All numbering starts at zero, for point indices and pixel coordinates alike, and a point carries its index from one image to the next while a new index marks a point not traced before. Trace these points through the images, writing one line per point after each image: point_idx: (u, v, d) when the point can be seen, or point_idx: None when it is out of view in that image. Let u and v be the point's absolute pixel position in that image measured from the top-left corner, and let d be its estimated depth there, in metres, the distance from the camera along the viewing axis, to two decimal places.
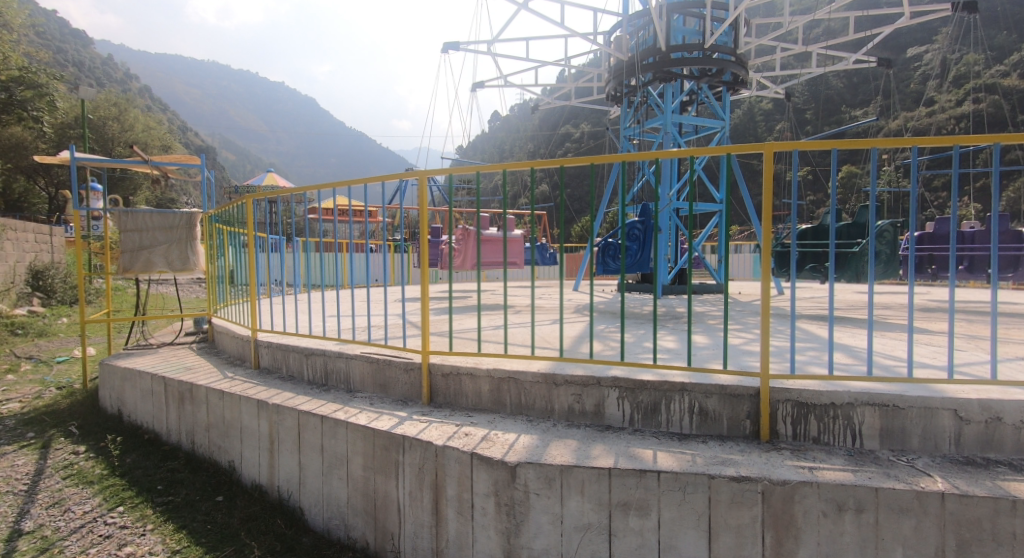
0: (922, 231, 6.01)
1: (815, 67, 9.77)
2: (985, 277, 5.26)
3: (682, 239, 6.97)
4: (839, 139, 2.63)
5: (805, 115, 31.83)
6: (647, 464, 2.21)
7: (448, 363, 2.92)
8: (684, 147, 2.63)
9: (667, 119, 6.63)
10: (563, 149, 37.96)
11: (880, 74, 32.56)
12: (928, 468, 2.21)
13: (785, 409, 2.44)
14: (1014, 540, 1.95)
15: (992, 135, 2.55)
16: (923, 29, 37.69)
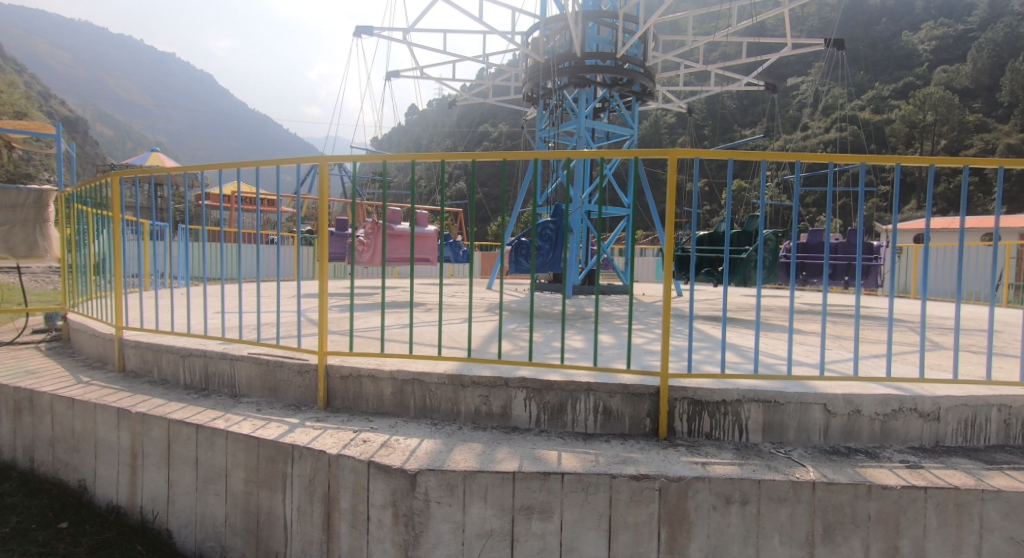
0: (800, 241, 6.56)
1: (713, 85, 10.41)
2: (844, 283, 5.85)
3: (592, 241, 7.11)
4: (739, 152, 2.73)
5: (703, 130, 34.20)
6: (551, 465, 2.16)
7: (347, 364, 2.73)
8: (595, 152, 2.61)
9: (581, 124, 6.71)
10: (479, 148, 38.10)
11: (766, 99, 35.91)
12: (803, 459, 2.35)
13: (681, 407, 2.51)
14: (871, 522, 2.12)
15: (865, 156, 2.79)
16: (802, 62, 42.11)
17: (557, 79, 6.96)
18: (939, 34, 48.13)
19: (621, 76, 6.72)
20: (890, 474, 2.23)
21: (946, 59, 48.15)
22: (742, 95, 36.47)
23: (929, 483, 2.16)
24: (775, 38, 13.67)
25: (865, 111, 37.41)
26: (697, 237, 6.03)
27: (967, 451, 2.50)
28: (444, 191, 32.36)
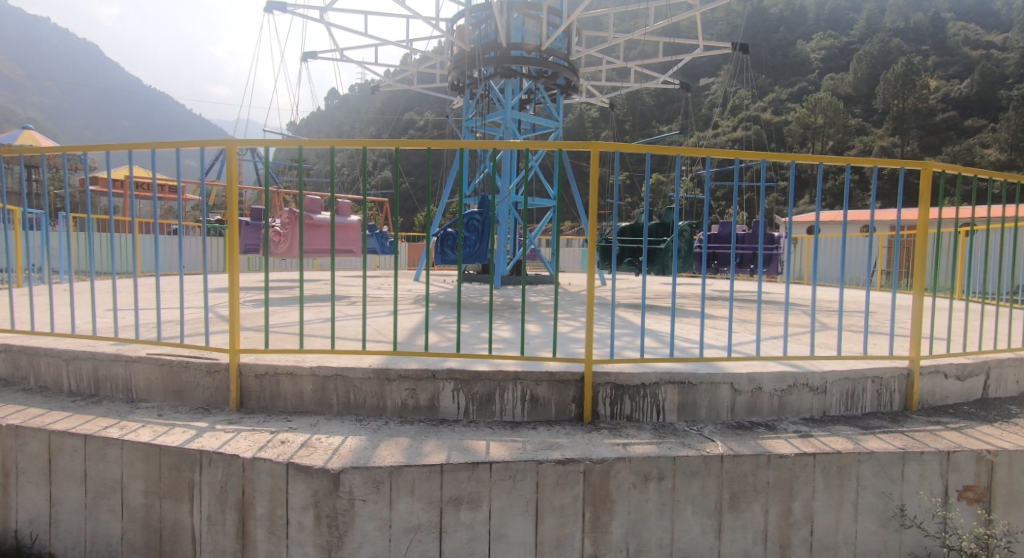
0: (711, 232, 6.94)
1: (632, 82, 10.76)
2: (750, 271, 6.26)
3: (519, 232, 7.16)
4: (658, 147, 2.84)
5: (625, 125, 35.42)
6: (479, 455, 2.17)
7: (262, 362, 2.59)
8: (523, 143, 2.62)
9: (508, 114, 6.72)
10: (404, 136, 37.35)
11: (681, 96, 37.71)
12: (713, 435, 2.50)
13: (604, 391, 2.59)
14: (771, 489, 2.30)
15: (769, 153, 2.97)
16: (712, 65, 44.73)
17: (482, 68, 6.91)
18: (828, 44, 52.79)
19: (546, 68, 6.80)
20: (786, 444, 2.43)
21: (834, 68, 53.00)
22: (660, 92, 38.09)
23: (818, 449, 2.37)
24: (688, 40, 14.38)
25: (767, 112, 40.33)
26: (619, 228, 6.24)
27: (850, 419, 2.77)
28: (368, 180, 31.45)
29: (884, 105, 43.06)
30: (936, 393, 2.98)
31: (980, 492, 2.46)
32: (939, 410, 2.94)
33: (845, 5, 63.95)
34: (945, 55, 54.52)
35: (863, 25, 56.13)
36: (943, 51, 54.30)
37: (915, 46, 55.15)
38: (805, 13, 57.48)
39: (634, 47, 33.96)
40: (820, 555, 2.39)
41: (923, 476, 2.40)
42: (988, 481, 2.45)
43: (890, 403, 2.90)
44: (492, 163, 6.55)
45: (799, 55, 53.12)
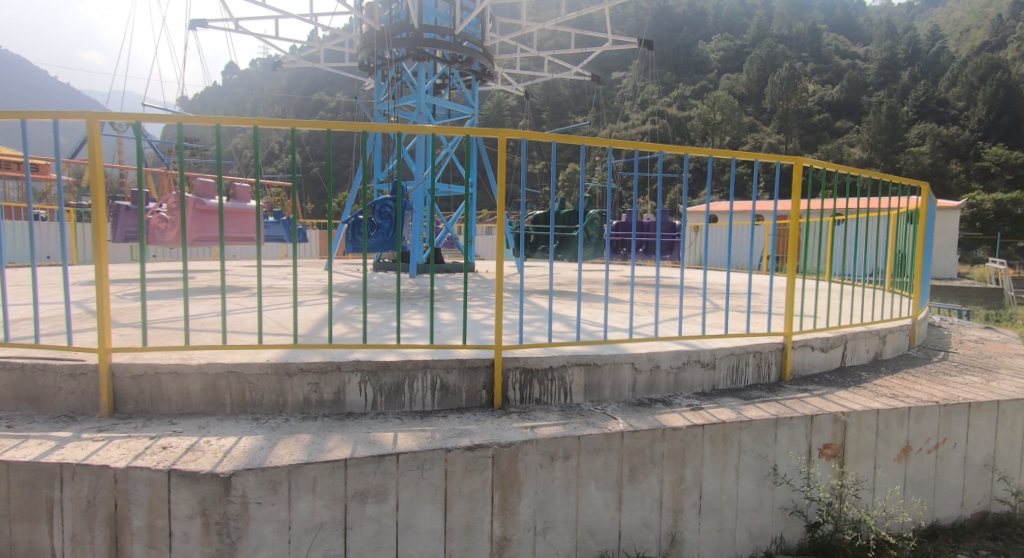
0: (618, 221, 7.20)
1: (546, 72, 10.90)
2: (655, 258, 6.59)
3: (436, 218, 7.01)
4: (568, 136, 2.88)
5: (541, 114, 35.91)
6: (386, 447, 2.12)
7: (140, 362, 2.36)
8: (431, 127, 2.54)
9: (422, 98, 6.54)
10: (313, 117, 35.42)
11: (593, 89, 38.85)
12: (615, 412, 2.62)
13: (514, 376, 2.62)
14: (664, 459, 2.46)
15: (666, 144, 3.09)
16: (622, 60, 46.61)
17: (394, 49, 6.63)
18: (724, 47, 56.67)
19: (460, 53, 6.69)
20: (679, 417, 2.60)
21: (730, 69, 57.10)
22: (573, 84, 38.95)
23: (706, 420, 2.56)
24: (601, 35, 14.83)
25: (670, 106, 42.65)
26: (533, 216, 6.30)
27: (735, 391, 3.01)
28: (274, 163, 29.53)
29: (770, 105, 47.09)
30: (805, 363, 3.32)
31: (837, 449, 2.77)
32: (807, 380, 3.27)
33: (741, 11, 69.03)
34: (820, 63, 60.52)
35: (754, 30, 60.87)
36: (819, 59, 60.28)
37: (796, 52, 60.64)
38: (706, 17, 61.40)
39: (548, 37, 34.46)
40: (707, 516, 2.59)
41: (791, 438, 2.67)
42: (842, 438, 2.76)
43: (767, 374, 3.19)
44: (406, 149, 6.32)
45: (699, 55, 56.76)
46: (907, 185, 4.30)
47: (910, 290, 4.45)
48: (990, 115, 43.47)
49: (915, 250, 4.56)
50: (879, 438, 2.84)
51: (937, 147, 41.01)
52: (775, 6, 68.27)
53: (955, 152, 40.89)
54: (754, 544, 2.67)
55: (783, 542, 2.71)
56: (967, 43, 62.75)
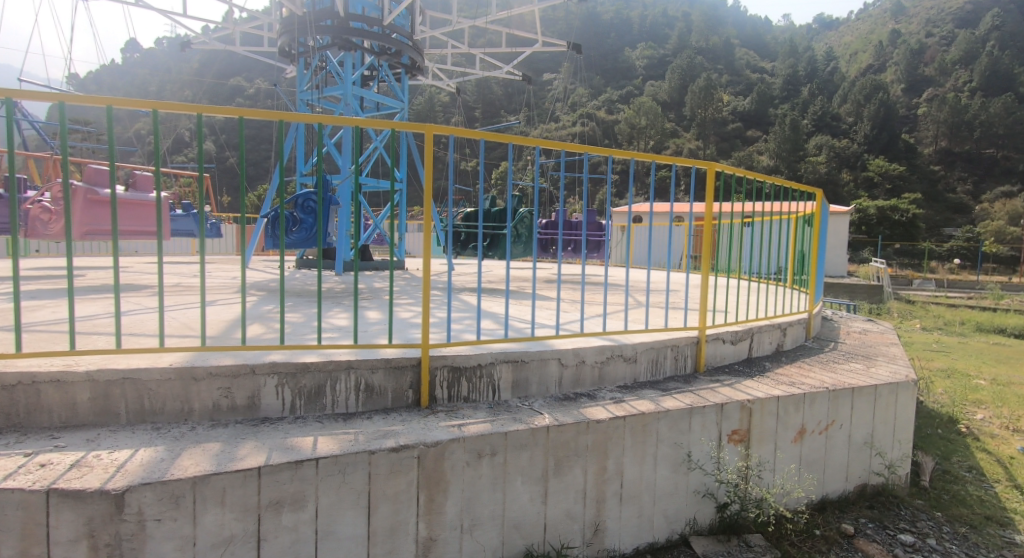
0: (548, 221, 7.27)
1: (477, 70, 10.86)
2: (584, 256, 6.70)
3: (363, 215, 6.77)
4: (499, 134, 2.87)
5: (472, 112, 35.80)
6: (304, 453, 2.02)
7: (15, 370, 2.12)
8: (358, 119, 2.44)
9: (348, 90, 6.28)
10: (231, 105, 33.39)
11: (524, 89, 39.25)
12: (542, 408, 2.65)
13: (441, 375, 2.58)
14: (588, 451, 2.52)
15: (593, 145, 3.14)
16: (551, 62, 47.45)
17: (317, 37, 6.35)
18: (648, 55, 59.03)
19: (388, 45, 6.51)
20: (603, 410, 2.67)
21: (654, 76, 59.53)
22: (505, 83, 39.16)
23: (627, 412, 2.65)
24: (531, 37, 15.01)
25: (597, 109, 43.84)
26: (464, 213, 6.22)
27: (655, 384, 3.13)
28: (187, 152, 27.54)
29: (689, 112, 49.57)
30: (717, 355, 3.52)
31: (744, 434, 2.96)
32: (719, 371, 3.46)
33: (664, 21, 72.18)
34: (734, 74, 64.47)
35: (675, 41, 63.85)
36: (733, 72, 64.19)
37: (713, 64, 64.23)
38: (631, 26, 63.89)
39: (479, 35, 34.44)
40: (628, 504, 2.68)
41: (703, 426, 2.82)
42: (748, 424, 2.95)
43: (684, 366, 3.34)
44: (332, 140, 6.05)
45: (625, 62, 58.80)
46: (806, 190, 4.66)
47: (808, 287, 4.82)
48: (876, 130, 48.10)
49: (812, 251, 4.96)
50: (779, 423, 3.06)
51: (832, 157, 44.85)
52: (694, 20, 72.03)
53: (848, 163, 44.91)
54: (670, 528, 2.80)
55: (696, 524, 2.86)
56: (858, 66, 69.14)
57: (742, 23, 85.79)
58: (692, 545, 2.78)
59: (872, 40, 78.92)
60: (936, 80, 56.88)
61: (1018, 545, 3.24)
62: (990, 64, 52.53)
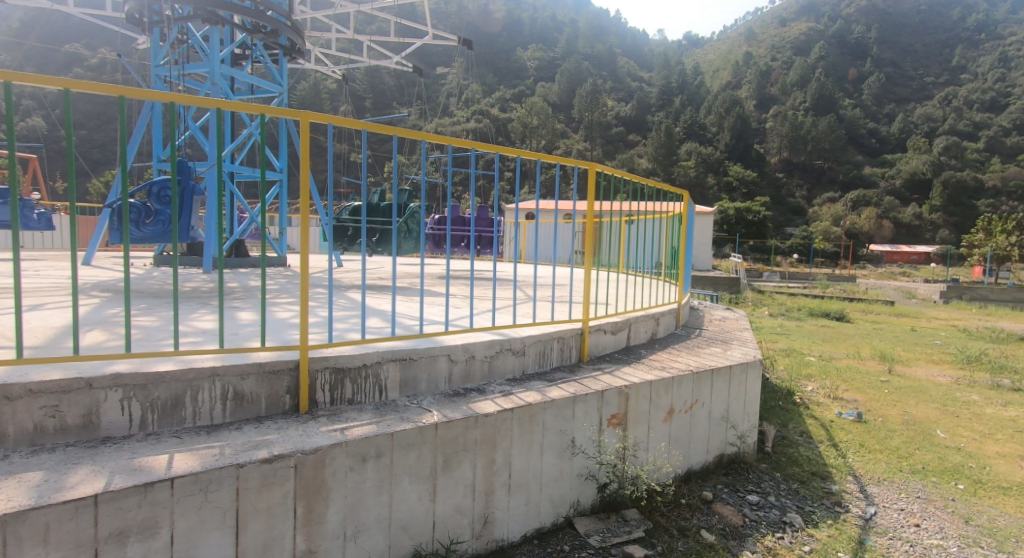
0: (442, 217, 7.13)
1: (364, 58, 10.47)
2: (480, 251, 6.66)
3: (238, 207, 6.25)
4: (387, 127, 2.77)
5: (362, 102, 34.50)
6: (155, 473, 1.83)
7: None
8: (227, 103, 2.23)
9: (215, 68, 5.73)
10: (77, 79, 29.25)
11: (417, 82, 38.60)
12: (431, 405, 2.62)
13: (322, 378, 2.46)
14: (476, 445, 2.54)
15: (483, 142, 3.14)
16: (443, 56, 47.10)
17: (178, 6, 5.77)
18: (538, 56, 60.54)
19: (263, 23, 6.06)
20: (491, 403, 2.70)
21: (544, 77, 61.23)
22: (396, 74, 38.18)
23: (515, 404, 2.71)
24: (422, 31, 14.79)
25: (489, 105, 44.14)
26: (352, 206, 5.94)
27: (542, 375, 3.23)
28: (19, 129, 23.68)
29: (577, 114, 51.60)
30: (598, 345, 3.70)
31: (621, 418, 3.15)
32: (600, 359, 3.65)
33: (553, 25, 74.54)
34: (617, 81, 68.22)
35: (563, 45, 66.02)
36: (616, 78, 67.91)
37: (598, 69, 67.47)
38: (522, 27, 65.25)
39: (369, 22, 33.25)
40: (516, 493, 2.74)
41: (586, 412, 2.96)
42: (625, 408, 3.15)
43: (569, 356, 3.48)
44: (196, 123, 5.53)
45: (516, 62, 59.81)
46: (675, 192, 5.09)
47: (679, 281, 5.27)
48: (735, 139, 53.46)
49: (683, 247, 5.42)
50: (652, 405, 3.30)
51: (699, 163, 49.20)
52: (581, 26, 74.96)
53: (713, 169, 49.48)
54: (556, 512, 2.91)
55: (580, 506, 3.01)
56: (722, 80, 76.27)
57: (624, 33, 91.05)
58: (576, 525, 2.93)
59: (733, 58, 87.31)
60: (783, 97, 64.39)
61: (834, 493, 3.81)
62: (824, 85, 60.45)
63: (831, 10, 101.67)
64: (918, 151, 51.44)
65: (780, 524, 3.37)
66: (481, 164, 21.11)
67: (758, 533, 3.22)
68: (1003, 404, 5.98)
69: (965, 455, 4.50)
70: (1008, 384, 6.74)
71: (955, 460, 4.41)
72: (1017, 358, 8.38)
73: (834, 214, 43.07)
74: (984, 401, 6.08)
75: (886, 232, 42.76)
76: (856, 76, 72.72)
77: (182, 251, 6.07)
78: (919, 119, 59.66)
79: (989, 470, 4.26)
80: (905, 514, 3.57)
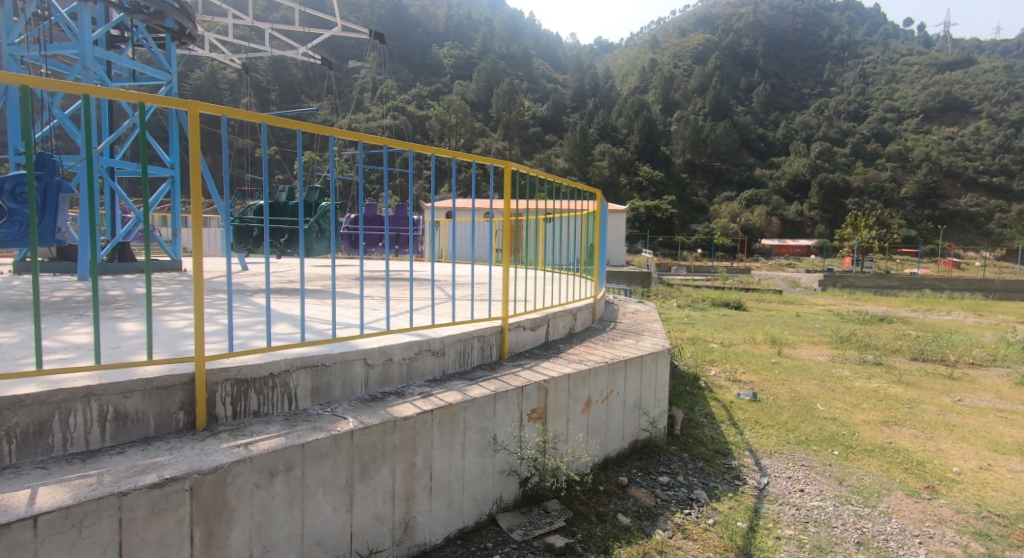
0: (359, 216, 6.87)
1: (266, 47, 9.90)
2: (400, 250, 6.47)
3: (121, 205, 5.67)
4: (290, 120, 2.59)
5: (268, 94, 32.66)
6: (15, 512, 1.61)
7: None
8: (95, 88, 1.97)
9: (87, 50, 5.13)
10: None
11: (327, 76, 37.14)
12: (346, 412, 2.51)
13: (223, 391, 2.28)
14: (396, 449, 2.47)
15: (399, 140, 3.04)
16: (355, 50, 45.64)
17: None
18: (454, 54, 60.42)
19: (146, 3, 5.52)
20: (410, 406, 2.63)
21: (460, 75, 61.01)
22: (305, 67, 36.49)
23: (434, 405, 2.65)
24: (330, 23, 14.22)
25: (405, 102, 43.24)
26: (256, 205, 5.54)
27: (462, 374, 3.19)
28: None
29: (494, 113, 51.79)
30: (518, 341, 3.72)
31: (542, 412, 3.18)
32: (520, 356, 3.67)
33: (468, 23, 74.45)
34: (532, 81, 69.32)
35: (479, 43, 65.97)
36: (531, 79, 69.02)
37: (513, 69, 68.21)
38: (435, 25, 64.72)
39: (273, 10, 31.52)
40: (437, 495, 2.69)
41: (506, 409, 2.96)
42: (545, 402, 3.18)
43: (489, 354, 3.46)
44: (65, 112, 5.00)
45: (431, 59, 59.08)
46: (589, 190, 5.21)
47: (594, 276, 5.42)
48: (644, 141, 55.98)
49: (597, 244, 5.58)
50: (570, 397, 3.35)
51: (611, 163, 51.04)
52: (496, 26, 75.24)
53: (624, 168, 51.56)
54: (478, 510, 2.89)
55: (503, 501, 3.01)
56: (630, 84, 79.65)
57: (538, 35, 92.60)
58: (499, 522, 2.93)
59: (640, 63, 91.27)
60: (685, 102, 68.28)
61: (734, 468, 4.08)
62: (721, 91, 64.76)
63: (725, 21, 109.03)
64: (801, 153, 56.47)
65: (688, 501, 3.56)
66: (397, 162, 20.69)
67: (669, 511, 3.39)
68: (870, 377, 6.70)
69: (841, 425, 4.98)
70: (875, 359, 7.56)
71: (832, 429, 4.87)
72: (880, 336, 9.44)
73: (732, 211, 46.86)
74: (855, 375, 6.77)
75: (774, 227, 46.80)
76: (747, 84, 78.60)
77: (55, 256, 5.44)
78: (800, 125, 65.63)
79: (858, 436, 4.74)
80: (792, 481, 3.89)
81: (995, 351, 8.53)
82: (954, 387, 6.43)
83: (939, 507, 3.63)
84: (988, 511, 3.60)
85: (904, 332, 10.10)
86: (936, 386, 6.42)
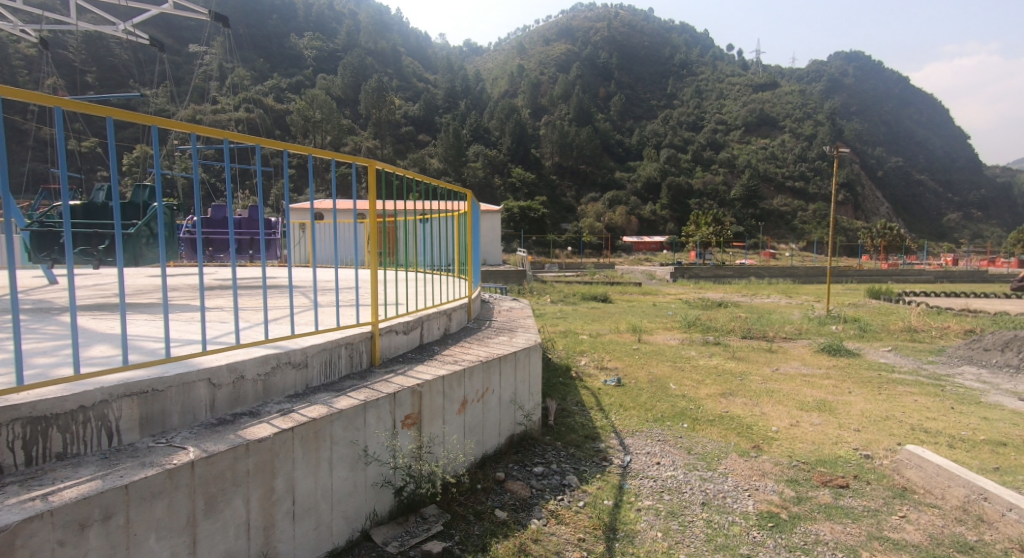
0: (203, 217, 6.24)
1: (75, 21, 8.49)
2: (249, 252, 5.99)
3: None
4: (102, 108, 2.21)
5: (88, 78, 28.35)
6: None
7: None
8: None
9: None
10: None
11: (166, 62, 33.23)
12: (185, 441, 2.24)
13: (12, 433, 1.92)
14: (248, 477, 2.25)
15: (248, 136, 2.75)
16: (198, 33, 41.27)
17: None
18: (315, 46, 57.30)
19: None
20: (265, 425, 2.42)
21: (323, 68, 58.06)
22: (137, 49, 32.34)
23: (295, 422, 2.46)
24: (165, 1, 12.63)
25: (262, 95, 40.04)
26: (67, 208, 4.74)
27: (328, 386, 3.01)
28: None
29: (363, 110, 49.87)
30: (391, 347, 3.60)
31: (415, 418, 3.11)
32: (393, 361, 3.55)
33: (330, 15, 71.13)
34: (399, 78, 68.14)
35: (343, 37, 63.20)
36: (399, 76, 67.80)
37: (380, 65, 66.53)
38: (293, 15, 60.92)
39: None
40: (302, 519, 2.50)
41: (377, 418, 2.85)
42: (418, 407, 3.11)
43: (359, 361, 3.31)
44: None
45: (290, 49, 55.35)
46: (458, 191, 5.21)
47: (469, 277, 5.44)
48: (514, 142, 57.52)
49: (471, 245, 5.60)
50: (445, 399, 3.32)
51: (484, 164, 51.74)
52: (361, 20, 72.62)
53: (496, 170, 52.55)
54: (350, 527, 2.74)
55: (377, 515, 2.89)
56: (498, 88, 81.51)
57: (405, 32, 91.29)
58: (372, 537, 2.80)
59: (508, 68, 93.37)
60: (550, 107, 71.45)
61: (601, 450, 4.32)
62: (582, 97, 68.75)
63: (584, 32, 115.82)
64: (652, 158, 61.76)
65: (560, 487, 3.69)
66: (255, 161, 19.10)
67: (543, 500, 3.49)
68: (710, 355, 7.51)
69: (688, 400, 5.51)
70: (714, 340, 8.48)
71: (681, 404, 5.37)
72: (717, 319, 10.61)
73: (596, 210, 50.02)
74: (699, 355, 7.54)
75: (632, 225, 50.67)
76: (604, 93, 84.25)
77: None
78: (650, 132, 71.73)
79: (702, 408, 5.27)
80: (650, 456, 4.22)
81: (802, 326, 9.99)
82: (773, 359, 7.43)
83: (763, 462, 4.15)
84: (797, 460, 4.19)
85: (737, 315, 11.45)
86: (760, 359, 7.36)
